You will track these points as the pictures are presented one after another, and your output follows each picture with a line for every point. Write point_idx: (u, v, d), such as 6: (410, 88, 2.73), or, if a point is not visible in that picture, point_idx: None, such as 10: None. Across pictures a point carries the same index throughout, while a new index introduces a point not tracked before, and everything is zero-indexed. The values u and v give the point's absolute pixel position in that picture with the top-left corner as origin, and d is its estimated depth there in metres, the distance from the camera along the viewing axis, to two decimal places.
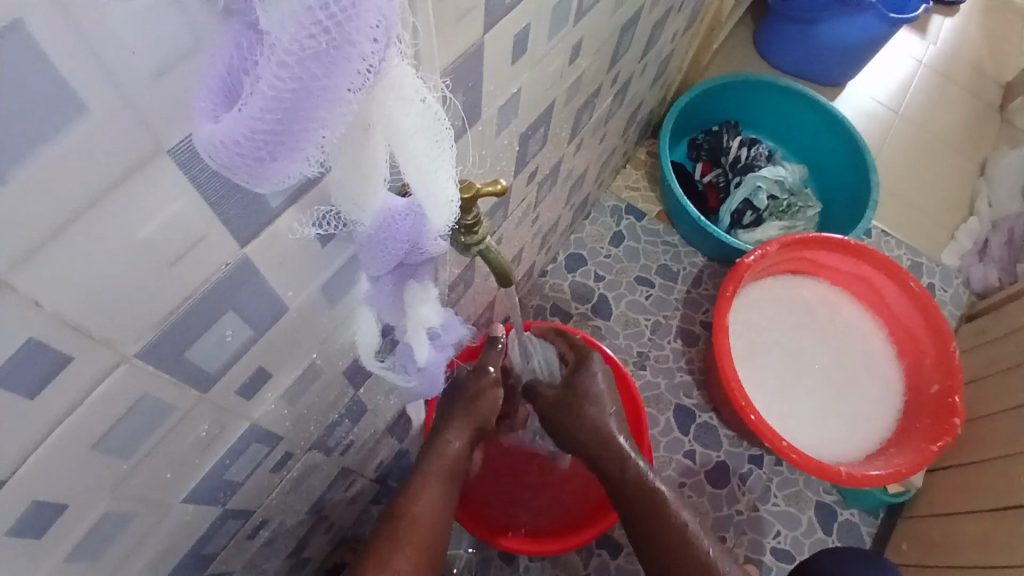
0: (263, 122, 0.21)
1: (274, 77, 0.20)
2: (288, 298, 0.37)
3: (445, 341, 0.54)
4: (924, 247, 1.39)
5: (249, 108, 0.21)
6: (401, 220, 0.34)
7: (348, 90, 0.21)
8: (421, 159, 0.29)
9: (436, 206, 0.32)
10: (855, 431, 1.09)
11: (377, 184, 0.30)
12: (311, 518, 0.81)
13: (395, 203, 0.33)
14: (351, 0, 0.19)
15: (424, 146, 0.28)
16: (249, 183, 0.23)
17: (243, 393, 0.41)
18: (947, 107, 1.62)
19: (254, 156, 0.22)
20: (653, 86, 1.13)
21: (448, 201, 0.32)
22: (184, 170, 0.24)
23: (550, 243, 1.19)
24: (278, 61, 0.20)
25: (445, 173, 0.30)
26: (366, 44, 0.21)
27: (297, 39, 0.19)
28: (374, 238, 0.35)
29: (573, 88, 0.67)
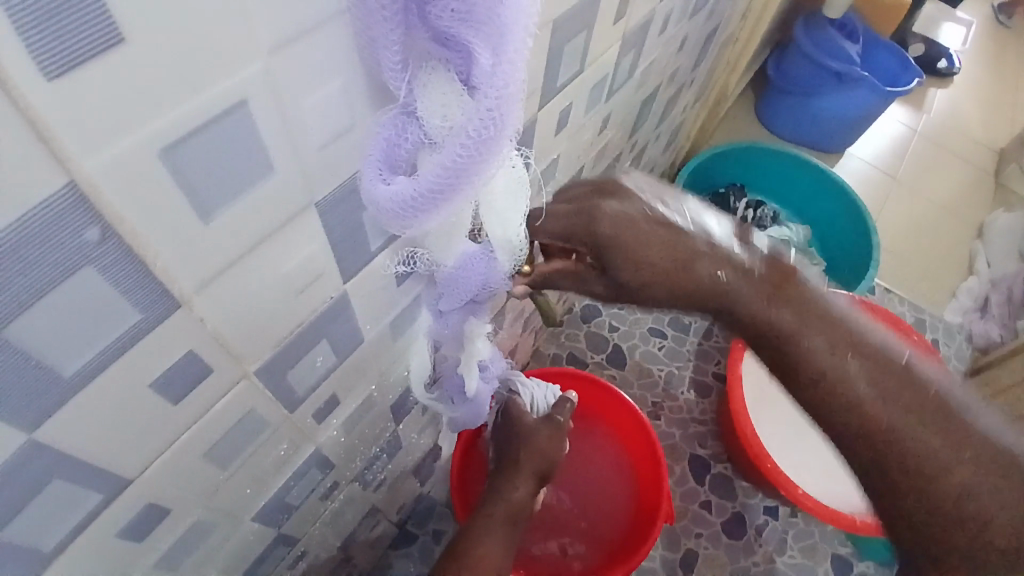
0: (432, 187, 0.27)
1: (451, 156, 0.26)
2: (366, 331, 0.43)
3: (490, 374, 0.58)
4: (926, 303, 1.45)
5: (427, 178, 0.27)
6: (476, 263, 0.39)
7: (495, 165, 0.28)
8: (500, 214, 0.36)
9: (506, 247, 0.38)
10: (867, 480, 1.11)
11: (459, 231, 0.36)
12: (339, 556, 0.83)
13: (473, 248, 0.38)
14: (512, 104, 0.26)
15: (505, 201, 0.35)
16: (401, 229, 0.29)
17: (315, 418, 0.46)
18: (942, 174, 1.71)
19: (418, 211, 0.28)
20: (665, 150, 1.22)
21: (516, 244, 0.38)
22: (324, 218, 0.31)
23: (568, 295, 1.24)
24: (457, 145, 0.26)
25: (518, 222, 0.37)
26: (512, 133, 0.27)
27: (476, 129, 0.26)
28: (451, 278, 0.40)
29: (601, 153, 0.74)
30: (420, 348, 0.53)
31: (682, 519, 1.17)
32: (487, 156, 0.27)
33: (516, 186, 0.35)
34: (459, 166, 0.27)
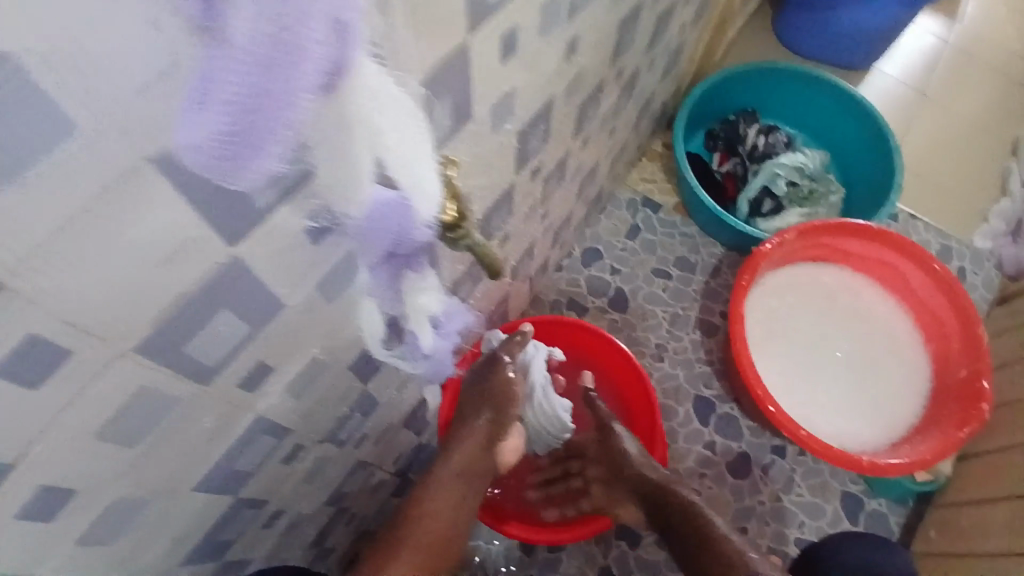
0: (224, 128, 0.22)
1: (232, 83, 0.21)
2: (284, 296, 0.40)
3: (448, 329, 0.55)
4: (954, 229, 1.37)
5: (213, 113, 0.22)
6: (389, 213, 0.34)
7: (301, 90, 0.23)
8: (406, 154, 0.31)
9: (420, 195, 0.34)
10: (881, 418, 1.06)
11: (366, 181, 0.31)
12: (331, 509, 0.84)
13: (387, 196, 0.33)
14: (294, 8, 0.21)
15: (402, 140, 0.31)
16: (220, 179, 0.25)
17: (244, 387, 0.43)
18: (977, 86, 1.56)
19: (221, 156, 0.23)
20: (664, 77, 1.12)
21: (430, 188, 0.35)
22: (172, 181, 0.27)
23: (564, 238, 1.19)
24: (235, 68, 0.21)
25: (422, 165, 0.33)
26: (314, 49, 0.22)
27: (250, 42, 0.21)
28: (362, 230, 0.35)
29: (574, 84, 0.67)
30: (367, 307, 0.49)
31: (685, 461, 1.15)
32: (277, 79, 0.22)
33: (414, 120, 0.31)
34: (248, 106, 0.22)
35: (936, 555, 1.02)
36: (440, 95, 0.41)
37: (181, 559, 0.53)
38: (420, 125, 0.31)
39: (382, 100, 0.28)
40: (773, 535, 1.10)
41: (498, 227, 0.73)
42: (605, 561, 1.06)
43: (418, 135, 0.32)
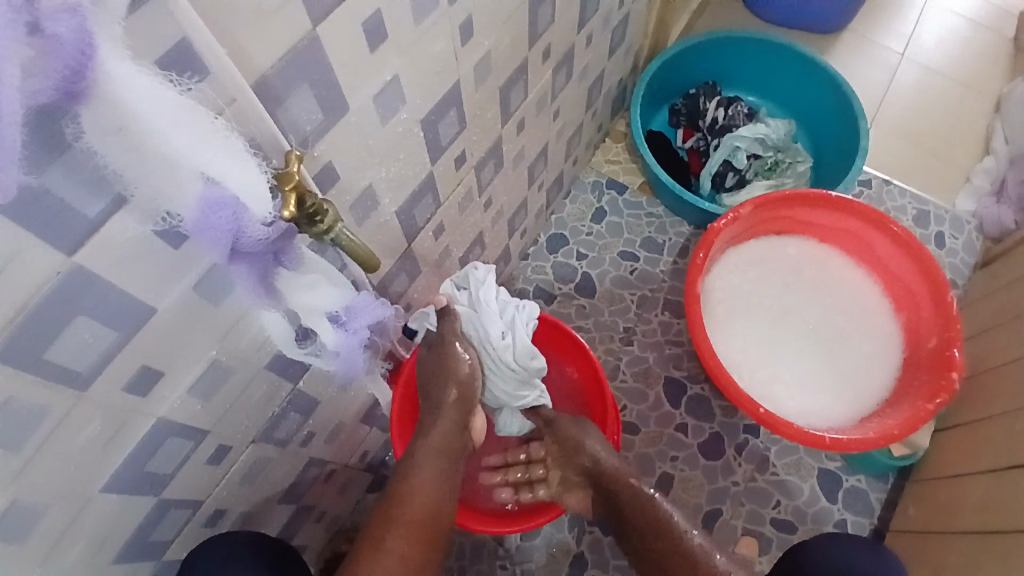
0: None
1: None
2: (154, 302, 0.41)
3: (353, 323, 0.56)
4: (932, 193, 1.35)
5: None
6: (218, 211, 0.36)
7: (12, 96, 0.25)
8: (205, 146, 0.34)
9: (249, 194, 0.37)
10: (850, 391, 1.04)
11: (178, 183, 0.34)
12: (291, 509, 0.85)
13: (209, 195, 0.36)
14: None
15: (198, 143, 0.33)
16: None
17: (132, 393, 0.44)
18: (956, 49, 1.53)
19: None
20: (612, 55, 1.11)
21: (261, 189, 0.38)
22: None
23: (524, 226, 1.18)
24: None
25: (238, 167, 0.36)
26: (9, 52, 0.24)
27: None
28: (202, 232, 0.37)
29: (482, 69, 0.66)
30: (264, 310, 0.50)
31: (658, 443, 1.15)
32: None
33: (202, 119, 0.33)
34: None
35: (913, 531, 1.01)
36: (290, 89, 0.42)
37: (111, 562, 0.55)
38: (210, 117, 0.34)
39: (156, 98, 0.31)
40: (749, 516, 1.10)
41: (424, 218, 0.74)
42: (579, 547, 1.07)
43: (213, 126, 0.34)
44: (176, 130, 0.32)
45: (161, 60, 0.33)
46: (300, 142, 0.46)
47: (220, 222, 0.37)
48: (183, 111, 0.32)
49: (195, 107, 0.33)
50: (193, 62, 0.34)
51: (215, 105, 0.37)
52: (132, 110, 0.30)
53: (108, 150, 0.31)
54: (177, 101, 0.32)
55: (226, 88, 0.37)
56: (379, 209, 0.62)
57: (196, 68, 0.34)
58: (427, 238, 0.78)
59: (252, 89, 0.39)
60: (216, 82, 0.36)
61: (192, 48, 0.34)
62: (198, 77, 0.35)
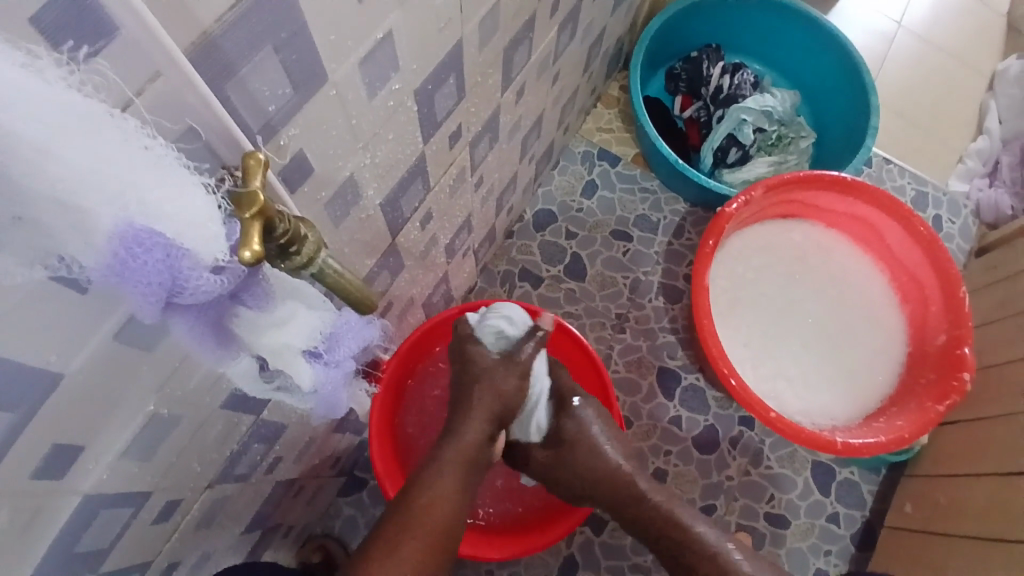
0: None
1: None
2: (58, 364, 0.29)
3: (337, 356, 0.44)
4: (928, 174, 1.28)
5: None
6: (141, 251, 0.26)
7: None
8: (110, 164, 0.24)
9: (193, 227, 0.27)
10: (852, 387, 0.99)
11: (79, 217, 0.23)
12: (255, 535, 0.75)
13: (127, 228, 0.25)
14: None
15: (97, 151, 0.23)
16: None
17: (43, 478, 0.34)
18: (954, 20, 1.46)
19: None
20: (615, 10, 0.98)
21: (207, 221, 0.27)
22: None
23: (512, 202, 1.06)
24: None
25: (161, 185, 0.26)
26: None
27: None
28: (122, 282, 0.26)
29: (488, 24, 0.53)
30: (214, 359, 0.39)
31: (651, 438, 1.08)
32: None
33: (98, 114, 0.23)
34: None
35: (909, 530, 0.98)
36: (246, 54, 0.29)
37: None
38: (113, 115, 0.24)
39: (24, 94, 0.20)
40: (743, 510, 1.06)
41: (411, 208, 0.61)
42: (569, 551, 1.00)
43: (119, 131, 0.24)
44: (64, 142, 0.22)
45: (38, 17, 0.20)
46: (264, 128, 0.33)
47: (148, 270, 0.26)
48: (71, 111, 0.22)
49: (89, 104, 0.23)
50: (90, 20, 0.22)
51: (132, 83, 0.24)
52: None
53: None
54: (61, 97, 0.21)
55: (145, 56, 0.24)
56: (362, 203, 0.50)
57: (96, 24, 0.22)
58: (414, 229, 0.65)
59: (190, 55, 0.26)
60: (131, 46, 0.23)
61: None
62: (96, 45, 0.22)
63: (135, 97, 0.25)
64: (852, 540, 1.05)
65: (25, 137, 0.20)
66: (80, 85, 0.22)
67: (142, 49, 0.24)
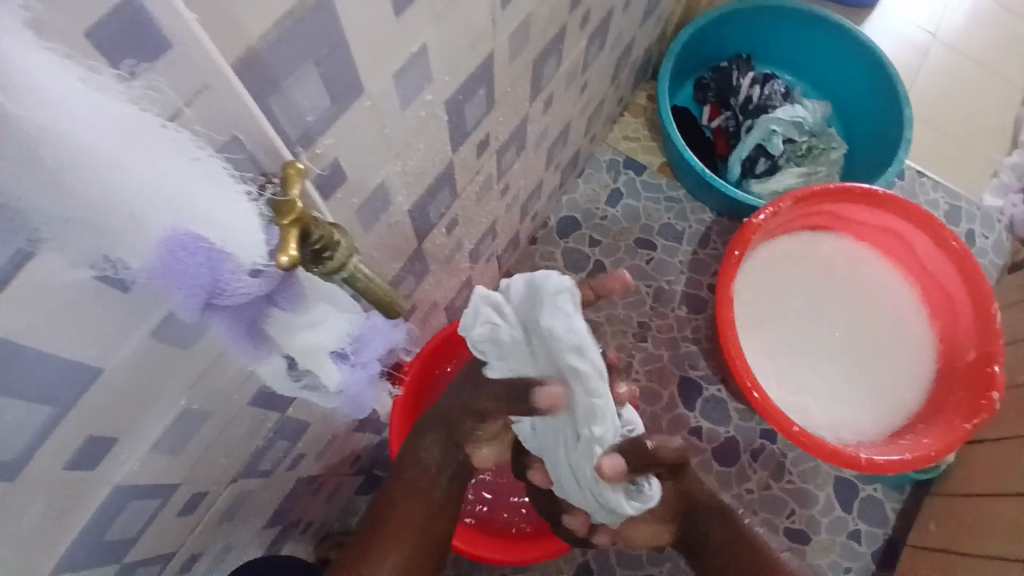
0: None
1: None
2: (98, 359, 0.31)
3: (363, 359, 0.46)
4: (962, 187, 1.25)
5: None
6: (185, 256, 0.27)
7: None
8: (162, 172, 0.25)
9: (232, 233, 0.28)
10: (879, 404, 0.98)
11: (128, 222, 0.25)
12: (276, 529, 0.77)
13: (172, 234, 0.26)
14: None
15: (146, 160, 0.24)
16: None
17: (80, 465, 0.35)
18: (994, 32, 1.43)
19: None
20: (645, 20, 0.98)
21: (244, 227, 0.29)
22: None
23: (536, 209, 1.07)
24: None
25: (203, 193, 0.27)
26: None
27: None
28: (164, 283, 0.28)
29: (519, 36, 0.54)
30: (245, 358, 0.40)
31: None
32: None
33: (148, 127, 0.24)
34: None
35: (932, 549, 0.96)
36: (290, 68, 0.30)
37: None
38: (162, 127, 0.25)
39: (79, 104, 0.21)
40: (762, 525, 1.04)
41: (438, 214, 0.62)
42: (584, 558, 1.00)
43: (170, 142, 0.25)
44: (121, 153, 0.23)
45: (97, 30, 0.22)
46: (302, 138, 0.34)
47: (191, 271, 0.28)
48: (127, 125, 0.23)
49: (142, 117, 0.24)
50: (146, 36, 0.23)
51: (181, 94, 0.26)
52: (45, 122, 0.21)
53: (20, 188, 0.21)
54: (118, 112, 0.23)
55: (193, 69, 0.25)
56: (391, 209, 0.51)
57: (150, 38, 0.23)
58: (439, 235, 0.66)
59: (235, 68, 0.27)
60: (182, 57, 0.25)
61: (142, 9, 0.22)
62: (150, 60, 0.24)
63: (184, 107, 0.26)
64: (874, 558, 1.03)
65: (88, 148, 0.22)
66: (135, 99, 0.24)
67: (192, 63, 0.25)
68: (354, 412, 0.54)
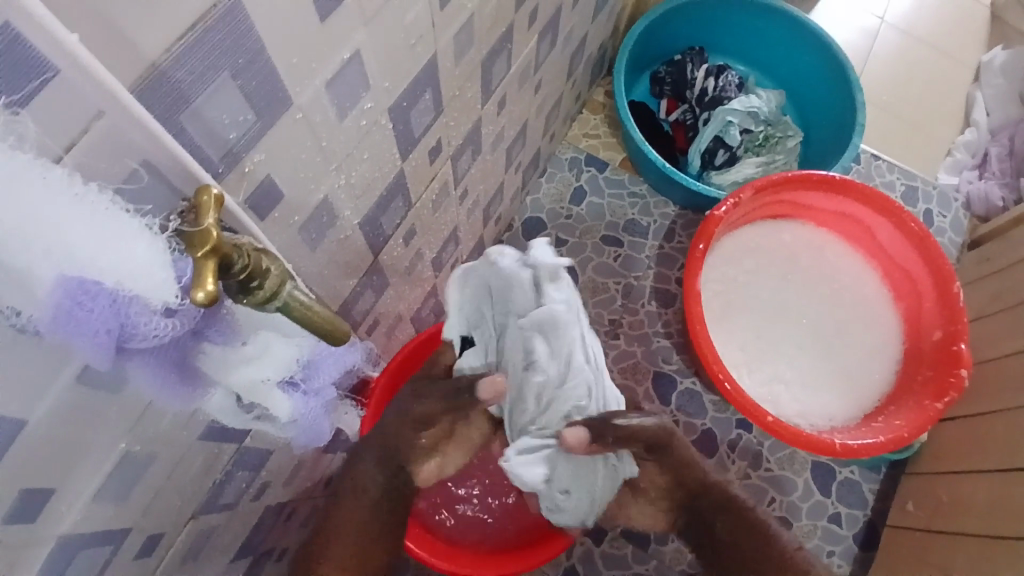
0: None
1: None
2: (20, 412, 0.28)
3: (315, 385, 0.44)
4: (917, 168, 1.28)
5: None
6: (82, 297, 0.26)
7: None
8: (39, 216, 0.23)
9: (136, 272, 0.27)
10: (848, 387, 0.99)
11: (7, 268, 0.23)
12: (247, 562, 0.73)
13: (65, 278, 0.25)
14: None
15: (19, 201, 0.22)
16: None
17: (12, 525, 0.32)
18: (938, 13, 1.46)
19: None
20: (597, 16, 0.97)
21: (151, 263, 0.27)
22: None
23: (500, 212, 1.05)
24: None
25: (99, 230, 0.25)
26: None
27: None
28: (67, 329, 0.26)
29: (463, 37, 0.52)
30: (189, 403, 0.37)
31: None
32: None
33: (24, 167, 0.22)
34: None
35: (911, 528, 0.97)
36: (199, 83, 0.27)
37: None
38: (40, 164, 0.23)
39: None
40: None
41: (393, 225, 0.60)
42: (570, 562, 0.99)
43: (48, 183, 0.23)
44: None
45: None
46: (225, 158, 0.32)
47: (95, 319, 0.26)
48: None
49: (15, 155, 0.22)
50: (18, 62, 0.21)
51: (63, 133, 0.23)
52: None
53: None
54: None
55: (80, 95, 0.23)
56: (340, 224, 0.49)
57: (25, 69, 0.21)
58: (397, 246, 0.64)
59: (134, 90, 0.25)
60: (62, 91, 0.22)
61: (22, 42, 0.20)
62: (23, 92, 0.21)
63: (65, 152, 0.24)
64: (855, 540, 1.04)
65: None
66: (2, 136, 0.21)
67: (76, 91, 0.23)
68: (313, 440, 0.52)
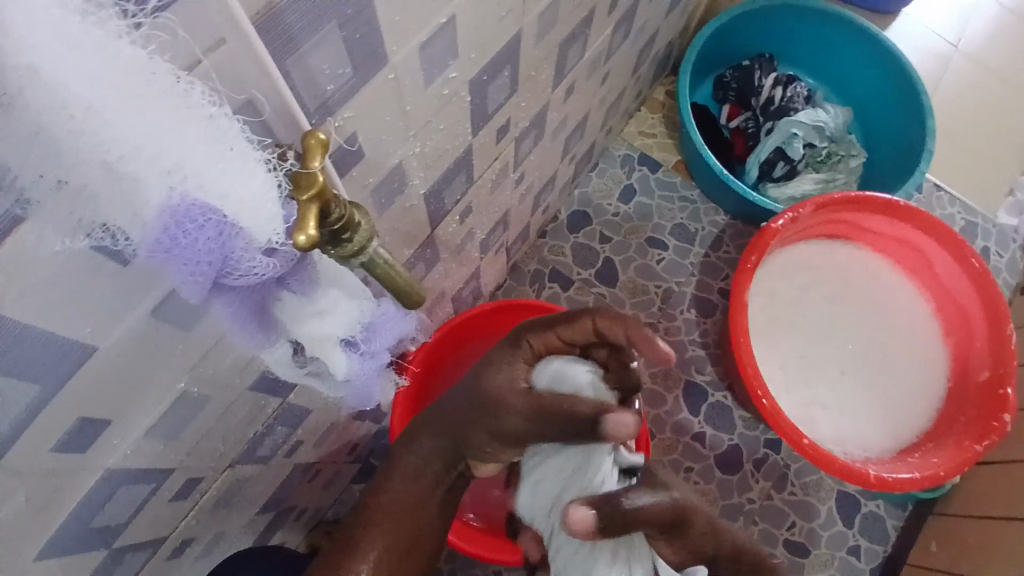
0: None
1: None
2: (93, 338, 0.29)
3: (373, 347, 0.44)
4: (979, 204, 1.23)
5: None
6: (189, 223, 0.26)
7: None
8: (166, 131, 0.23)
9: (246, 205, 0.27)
10: (886, 419, 0.96)
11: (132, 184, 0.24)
12: (269, 517, 0.75)
13: (172, 202, 0.25)
14: None
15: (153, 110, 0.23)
16: None
17: (72, 448, 0.33)
18: (1021, 44, 1.40)
19: None
20: (670, 12, 0.95)
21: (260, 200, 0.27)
22: None
23: (548, 202, 1.04)
24: None
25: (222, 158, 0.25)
26: None
27: None
28: (168, 253, 0.26)
29: (548, 17, 0.51)
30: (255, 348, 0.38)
31: (673, 453, 1.06)
32: None
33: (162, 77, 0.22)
34: None
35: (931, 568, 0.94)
36: (310, 28, 0.27)
37: None
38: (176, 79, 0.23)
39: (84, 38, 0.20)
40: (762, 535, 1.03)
41: (453, 200, 0.60)
42: None
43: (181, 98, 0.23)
44: (123, 104, 0.21)
45: None
46: (321, 109, 0.32)
47: (197, 247, 0.26)
48: (133, 67, 0.21)
49: (154, 62, 0.22)
50: None
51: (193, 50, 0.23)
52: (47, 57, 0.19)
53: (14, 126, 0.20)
54: (120, 58, 0.21)
55: (214, 18, 0.23)
56: (407, 192, 0.49)
57: None
58: (452, 223, 0.64)
59: (255, 20, 0.25)
60: (200, 4, 0.22)
61: None
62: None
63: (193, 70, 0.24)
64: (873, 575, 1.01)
65: None
66: (143, 41, 0.21)
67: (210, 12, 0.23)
68: (360, 402, 0.52)
